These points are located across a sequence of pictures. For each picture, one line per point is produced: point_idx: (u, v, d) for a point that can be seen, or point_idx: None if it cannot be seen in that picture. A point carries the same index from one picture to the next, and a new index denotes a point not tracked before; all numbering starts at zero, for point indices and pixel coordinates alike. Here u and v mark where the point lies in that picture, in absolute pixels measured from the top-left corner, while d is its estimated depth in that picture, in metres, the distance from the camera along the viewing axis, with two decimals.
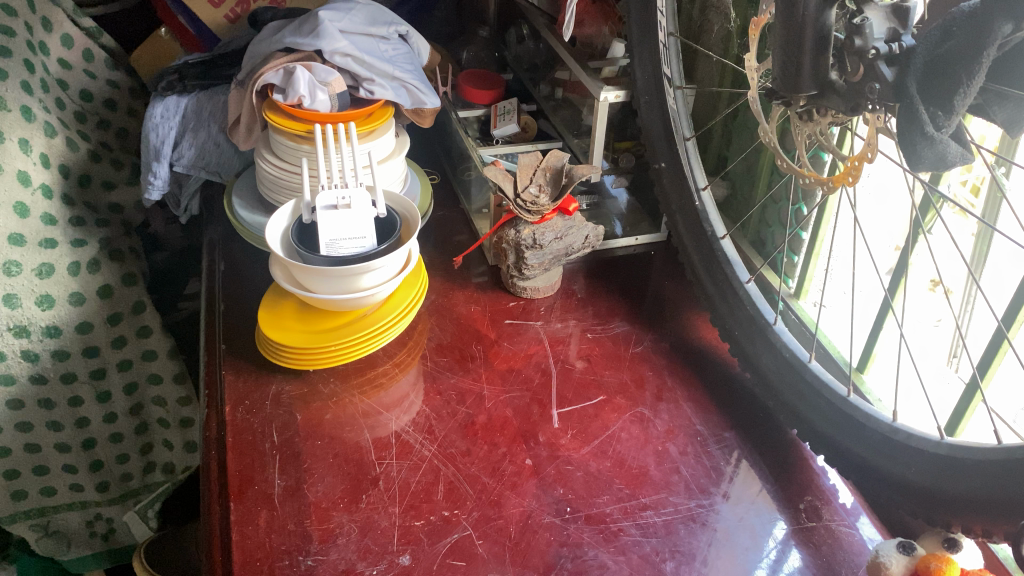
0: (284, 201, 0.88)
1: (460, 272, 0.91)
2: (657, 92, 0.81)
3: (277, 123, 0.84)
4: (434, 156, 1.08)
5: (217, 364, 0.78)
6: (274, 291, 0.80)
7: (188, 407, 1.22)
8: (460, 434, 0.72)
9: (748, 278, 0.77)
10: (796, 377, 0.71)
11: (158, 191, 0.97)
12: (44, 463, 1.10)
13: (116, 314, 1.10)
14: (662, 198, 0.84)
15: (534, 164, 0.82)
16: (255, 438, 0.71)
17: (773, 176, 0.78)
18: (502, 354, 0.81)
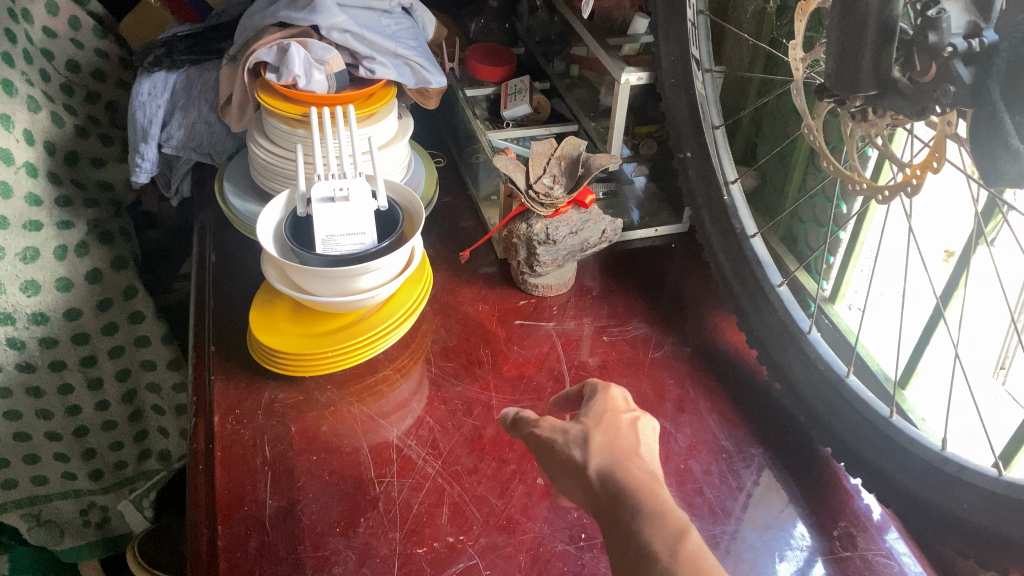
0: (278, 189, 0.82)
1: (466, 266, 0.85)
2: (684, 75, 0.74)
3: (270, 105, 0.78)
4: (440, 137, 1.02)
5: (206, 368, 0.73)
6: (266, 289, 0.75)
7: (184, 394, 1.19)
8: (467, 450, 0.67)
9: (780, 282, 0.71)
10: (833, 393, 0.65)
11: (146, 174, 0.91)
12: (35, 452, 1.05)
13: (106, 299, 1.05)
14: (686, 189, 0.78)
15: (546, 153, 0.77)
16: (246, 452, 0.66)
17: (810, 169, 0.72)
18: (512, 359, 0.75)
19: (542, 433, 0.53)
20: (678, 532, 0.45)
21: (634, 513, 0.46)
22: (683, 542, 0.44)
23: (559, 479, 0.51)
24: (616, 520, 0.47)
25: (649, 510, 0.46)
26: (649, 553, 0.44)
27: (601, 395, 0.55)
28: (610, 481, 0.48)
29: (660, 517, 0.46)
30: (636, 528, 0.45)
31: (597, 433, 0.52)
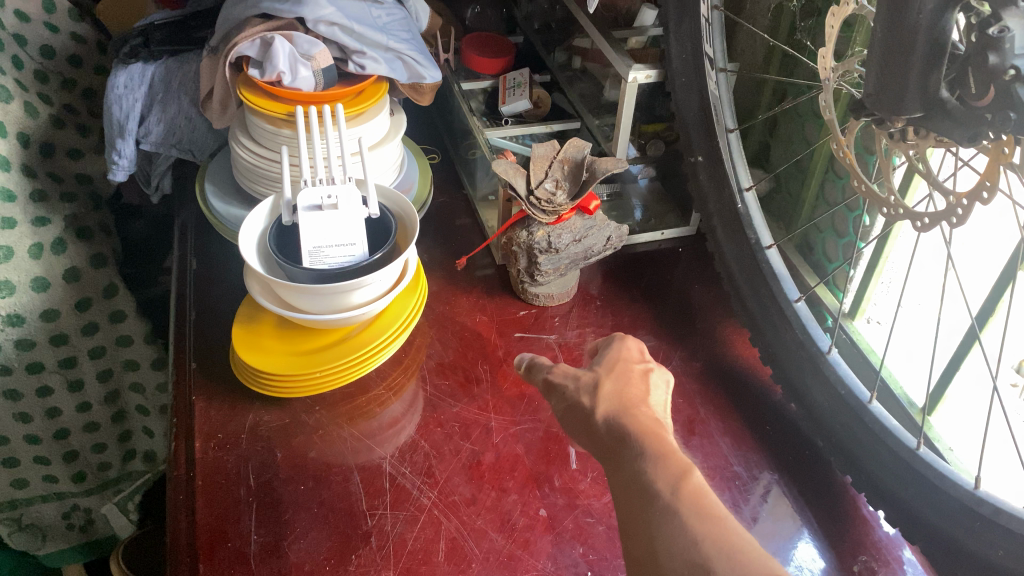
0: (262, 192, 0.77)
1: (463, 273, 0.80)
2: (696, 74, 0.69)
3: (254, 103, 0.72)
4: (435, 130, 0.97)
5: (187, 388, 0.69)
6: (250, 303, 0.70)
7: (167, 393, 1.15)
8: (464, 479, 0.63)
9: (797, 297, 0.67)
10: (855, 419, 0.61)
11: (124, 172, 0.86)
12: (14, 456, 1.01)
13: (84, 299, 1.00)
14: (696, 196, 0.73)
15: (550, 156, 0.72)
16: (229, 482, 0.62)
17: (827, 176, 0.68)
18: (512, 376, 0.71)
19: (553, 379, 0.56)
20: (681, 473, 0.45)
21: (638, 453, 0.47)
22: (686, 482, 0.44)
23: (566, 420, 0.54)
24: (621, 461, 0.48)
25: (653, 454, 0.46)
26: (652, 490, 0.44)
27: (616, 346, 0.58)
28: (615, 426, 0.50)
29: (663, 460, 0.46)
30: (642, 467, 0.46)
31: (607, 380, 0.54)
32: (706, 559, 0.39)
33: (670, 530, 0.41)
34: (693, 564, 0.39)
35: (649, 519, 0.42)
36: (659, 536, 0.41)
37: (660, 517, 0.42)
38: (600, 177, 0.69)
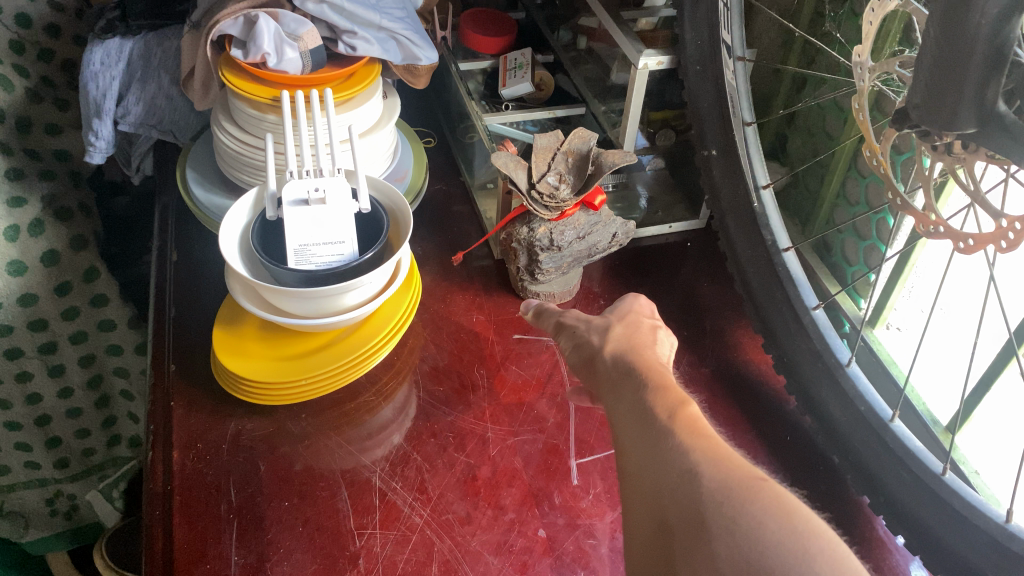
0: (247, 181, 0.73)
1: (459, 268, 0.76)
2: (711, 61, 0.65)
3: (236, 87, 0.67)
4: (431, 112, 0.92)
5: (166, 393, 0.65)
6: (230, 305, 0.66)
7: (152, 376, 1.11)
8: (459, 495, 0.59)
9: (816, 304, 0.63)
10: (875, 439, 0.57)
11: (101, 154, 0.81)
12: None
13: (64, 283, 0.96)
14: (708, 191, 0.69)
15: (553, 147, 0.68)
16: (209, 497, 0.58)
17: (850, 176, 0.64)
18: (510, 382, 0.67)
19: (563, 322, 0.59)
20: (679, 404, 0.47)
21: (641, 387, 0.49)
22: (684, 411, 0.46)
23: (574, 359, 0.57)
24: (625, 394, 0.50)
25: (654, 390, 0.49)
26: (651, 416, 0.46)
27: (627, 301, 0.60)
28: (620, 360, 0.53)
29: (663, 391, 0.49)
30: (643, 396, 0.48)
31: (618, 324, 0.57)
32: (697, 469, 0.41)
33: (665, 447, 0.43)
34: (684, 469, 0.41)
35: (647, 442, 0.45)
36: (657, 453, 0.43)
37: (658, 438, 0.44)
38: (607, 171, 0.65)
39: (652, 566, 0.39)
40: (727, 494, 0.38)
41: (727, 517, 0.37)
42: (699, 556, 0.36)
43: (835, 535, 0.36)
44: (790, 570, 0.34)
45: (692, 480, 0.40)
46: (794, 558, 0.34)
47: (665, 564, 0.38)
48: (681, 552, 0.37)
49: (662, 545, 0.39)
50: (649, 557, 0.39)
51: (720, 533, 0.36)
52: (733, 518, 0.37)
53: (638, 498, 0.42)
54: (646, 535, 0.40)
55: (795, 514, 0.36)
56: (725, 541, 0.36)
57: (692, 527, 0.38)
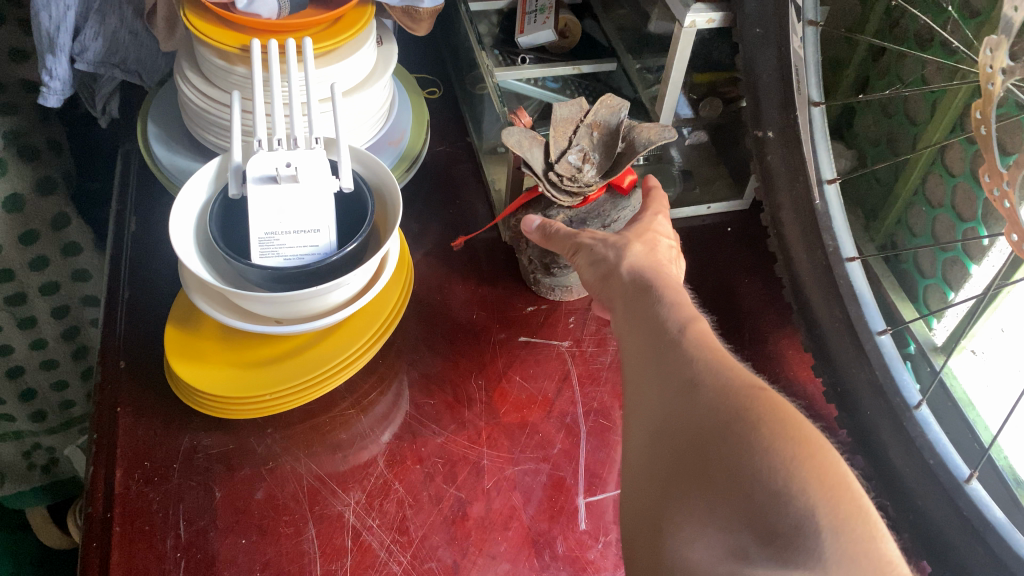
0: (215, 142, 0.62)
1: (460, 251, 0.66)
2: (775, 24, 0.53)
3: (199, 34, 0.56)
4: (436, 57, 0.81)
5: (113, 395, 0.56)
6: (186, 302, 0.56)
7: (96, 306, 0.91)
8: (445, 538, 0.50)
9: (883, 329, 0.52)
10: (944, 502, 0.48)
11: (57, 97, 0.68)
12: None
13: (30, 232, 0.78)
14: (759, 179, 0.58)
15: (576, 117, 0.56)
16: (153, 530, 0.50)
17: (934, 173, 0.54)
18: (511, 397, 0.58)
19: (582, 240, 0.52)
20: (691, 319, 0.45)
21: (655, 298, 0.47)
22: (694, 325, 0.44)
23: (590, 279, 0.51)
24: (638, 304, 0.47)
25: (668, 300, 0.46)
26: (661, 326, 0.44)
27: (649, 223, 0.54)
28: (636, 271, 0.49)
29: (679, 307, 0.46)
30: (656, 305, 0.46)
31: (638, 243, 0.51)
32: (699, 377, 0.39)
33: (669, 357, 0.42)
34: (685, 376, 0.40)
35: (652, 352, 0.43)
36: (661, 361, 0.42)
37: (663, 344, 0.43)
38: (640, 152, 0.53)
39: (647, 470, 0.38)
40: (730, 405, 0.37)
41: (724, 427, 0.36)
42: (694, 464, 0.35)
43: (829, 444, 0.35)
44: (781, 470, 0.33)
45: (693, 387, 0.39)
46: (787, 459, 0.34)
47: (660, 471, 0.37)
48: (679, 458, 0.36)
49: (657, 450, 0.38)
50: (642, 460, 0.39)
51: (716, 441, 0.35)
52: (731, 427, 0.36)
53: (640, 406, 0.41)
54: (643, 443, 0.39)
55: (792, 422, 0.36)
56: (719, 449, 0.35)
57: (688, 435, 0.37)
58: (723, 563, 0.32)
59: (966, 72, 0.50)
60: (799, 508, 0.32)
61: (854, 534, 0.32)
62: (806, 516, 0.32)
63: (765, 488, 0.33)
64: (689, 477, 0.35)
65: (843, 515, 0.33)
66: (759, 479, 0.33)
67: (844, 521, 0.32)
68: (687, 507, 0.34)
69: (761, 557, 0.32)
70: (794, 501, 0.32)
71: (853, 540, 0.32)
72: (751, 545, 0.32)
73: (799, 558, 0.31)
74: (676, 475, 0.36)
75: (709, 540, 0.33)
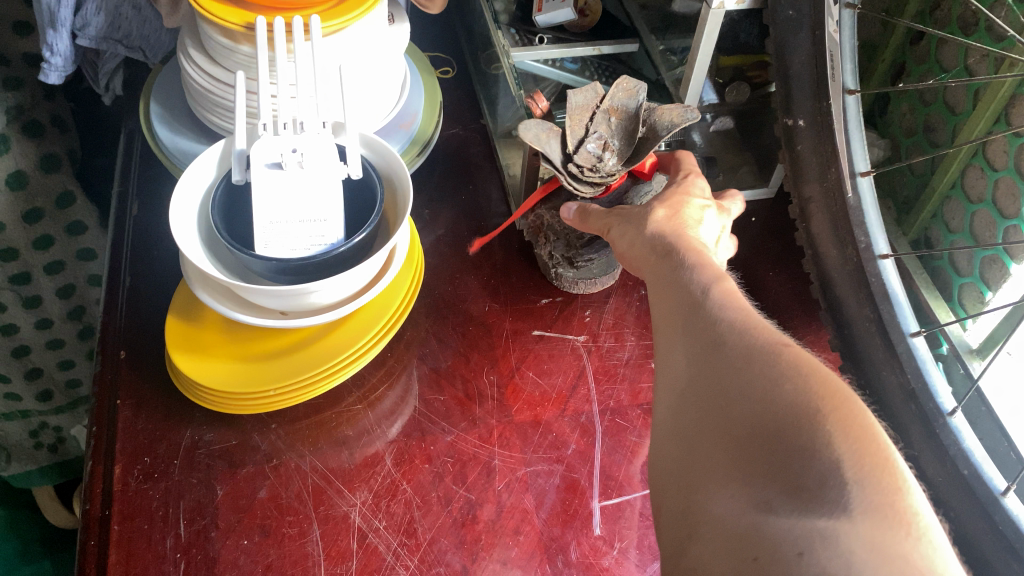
0: (220, 123, 0.60)
1: (473, 239, 0.64)
2: (810, 7, 0.50)
3: (204, 10, 0.53)
4: (451, 34, 0.78)
5: (113, 387, 0.54)
6: (187, 293, 0.54)
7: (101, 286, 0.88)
8: (454, 542, 0.49)
9: (916, 330, 0.50)
10: (980, 516, 0.45)
11: (58, 73, 0.66)
12: None
13: (34, 210, 0.76)
14: (788, 169, 0.55)
15: (591, 101, 0.53)
16: (153, 530, 0.48)
17: (974, 167, 0.51)
18: (525, 393, 0.55)
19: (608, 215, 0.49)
20: (716, 276, 0.43)
21: (677, 259, 0.44)
22: (719, 281, 0.42)
23: (618, 249, 0.49)
24: (661, 268, 0.45)
25: (692, 260, 0.44)
26: (683, 285, 0.42)
27: (684, 185, 0.51)
28: (659, 236, 0.46)
29: (702, 262, 0.44)
30: (678, 266, 0.44)
31: (660, 208, 0.48)
32: (723, 334, 0.38)
33: (693, 315, 0.40)
34: (710, 335, 0.38)
35: (675, 312, 0.42)
36: (685, 319, 0.40)
37: (686, 302, 0.41)
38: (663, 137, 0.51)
39: (672, 432, 0.37)
40: (754, 361, 0.35)
41: (748, 384, 0.35)
42: (719, 425, 0.34)
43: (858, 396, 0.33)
44: (805, 427, 0.32)
45: (717, 346, 0.37)
46: (812, 415, 0.32)
47: (685, 432, 0.36)
48: (704, 419, 0.35)
49: (682, 411, 0.37)
50: (668, 421, 0.38)
51: (741, 399, 0.34)
52: (756, 382, 0.34)
53: (666, 369, 0.40)
54: (667, 404, 0.38)
55: (819, 376, 0.34)
56: (745, 406, 0.34)
57: (713, 393, 0.36)
58: (745, 515, 0.30)
59: (1015, 61, 0.47)
60: (824, 459, 0.31)
61: (883, 485, 0.30)
62: (831, 466, 0.31)
63: (790, 443, 0.32)
64: (714, 435, 0.34)
65: (871, 467, 0.31)
66: (784, 433, 0.32)
67: (870, 473, 0.30)
68: (713, 464, 0.33)
69: (784, 508, 0.30)
70: (820, 453, 0.31)
71: (881, 491, 0.30)
72: (774, 497, 0.30)
73: (824, 508, 0.29)
74: (701, 435, 0.35)
75: (733, 497, 0.31)
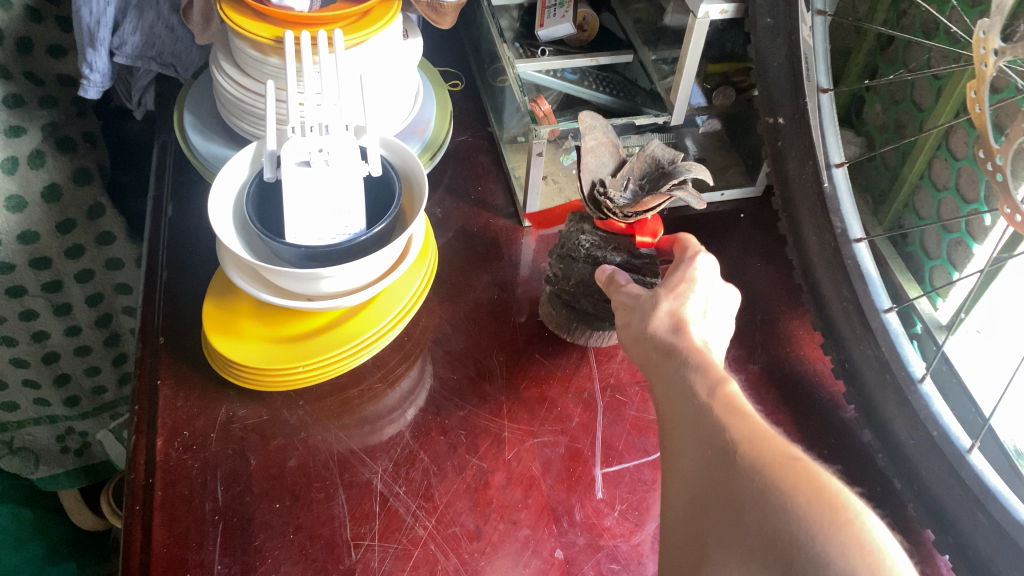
0: (250, 130, 0.65)
1: (482, 235, 0.69)
2: (785, 13, 0.55)
3: (237, 26, 0.58)
4: (460, 51, 0.84)
5: (153, 368, 0.59)
6: (221, 281, 0.59)
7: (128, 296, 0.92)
8: (468, 505, 0.53)
9: (888, 306, 0.55)
10: (949, 473, 0.50)
11: (96, 88, 0.71)
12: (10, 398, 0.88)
13: (66, 221, 0.79)
14: (770, 164, 0.60)
15: (661, 159, 0.54)
16: (193, 495, 0.53)
17: (939, 157, 0.56)
18: (532, 373, 0.60)
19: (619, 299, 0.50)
20: (719, 381, 0.43)
21: (681, 363, 0.44)
22: (722, 387, 0.42)
23: (623, 338, 0.49)
24: (665, 370, 0.45)
25: (694, 363, 0.44)
26: (690, 390, 0.42)
27: (687, 263, 0.50)
28: (660, 336, 0.46)
29: (705, 367, 0.44)
30: (681, 370, 0.44)
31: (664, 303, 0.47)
32: (729, 441, 0.38)
33: (699, 422, 0.40)
34: (717, 443, 0.38)
35: (682, 419, 0.42)
36: (691, 427, 0.41)
37: (692, 410, 0.41)
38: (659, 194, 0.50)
39: (683, 543, 0.37)
40: (758, 478, 0.35)
41: (755, 493, 0.35)
42: (728, 535, 0.34)
43: (867, 512, 0.33)
44: (815, 539, 0.32)
45: (723, 454, 0.38)
46: (821, 526, 0.32)
47: (696, 543, 0.36)
48: (713, 527, 0.35)
49: (692, 521, 0.37)
50: (678, 531, 0.37)
51: (749, 510, 0.34)
52: (760, 500, 0.34)
53: (673, 474, 0.40)
54: (678, 515, 0.38)
55: (826, 488, 0.34)
56: (752, 516, 0.34)
57: (719, 503, 0.36)
58: None
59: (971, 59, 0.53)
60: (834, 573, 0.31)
61: None
62: None
63: (798, 557, 0.31)
64: (723, 548, 0.34)
65: None
66: (792, 548, 0.32)
67: None
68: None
69: None
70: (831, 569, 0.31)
71: None
72: None
73: None
74: (707, 551, 0.34)
75: None
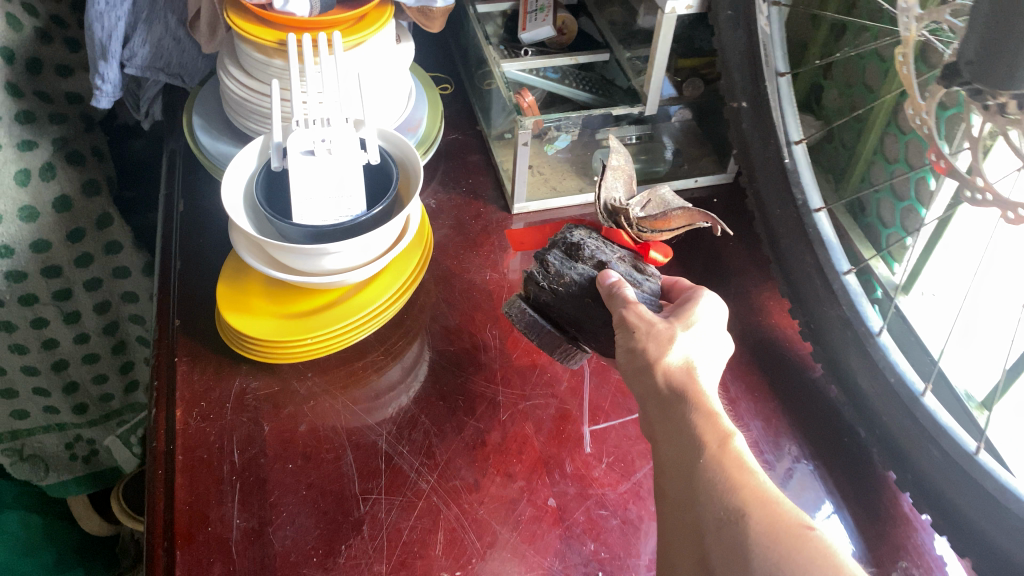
0: (256, 129, 0.70)
1: (474, 224, 0.74)
2: (744, 5, 0.61)
3: (244, 31, 0.63)
4: (448, 58, 0.89)
5: (170, 348, 0.63)
6: (234, 263, 0.64)
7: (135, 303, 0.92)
8: (467, 461, 0.57)
9: (848, 269, 0.59)
10: (905, 415, 0.54)
11: (108, 98, 0.75)
12: (22, 408, 0.89)
13: (77, 229, 0.81)
14: (736, 145, 0.65)
15: (669, 202, 0.59)
16: (213, 457, 0.57)
17: (889, 133, 0.62)
18: (523, 344, 0.65)
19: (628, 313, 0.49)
20: (727, 437, 0.43)
21: (688, 417, 0.45)
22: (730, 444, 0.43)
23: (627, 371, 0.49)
24: (674, 421, 0.45)
25: (701, 418, 0.44)
26: (698, 443, 0.43)
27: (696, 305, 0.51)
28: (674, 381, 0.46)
29: (711, 420, 0.44)
30: (688, 425, 0.44)
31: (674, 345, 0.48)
32: (738, 506, 0.39)
33: (706, 480, 0.41)
34: (727, 507, 0.39)
35: (689, 474, 0.42)
36: (698, 485, 0.41)
37: (700, 466, 0.42)
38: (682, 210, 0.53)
39: None
40: (772, 557, 0.36)
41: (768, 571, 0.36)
42: None
43: None
44: None
45: (732, 519, 0.39)
46: None
47: None
48: None
49: None
50: None
51: None
52: None
53: (680, 531, 0.41)
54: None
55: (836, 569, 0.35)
56: None
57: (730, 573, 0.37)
58: None
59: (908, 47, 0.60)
60: None
61: None
62: None
63: None
64: None
65: None
66: None
67: None
68: None
69: None
70: None
71: None
72: None
73: None
74: None
75: None
